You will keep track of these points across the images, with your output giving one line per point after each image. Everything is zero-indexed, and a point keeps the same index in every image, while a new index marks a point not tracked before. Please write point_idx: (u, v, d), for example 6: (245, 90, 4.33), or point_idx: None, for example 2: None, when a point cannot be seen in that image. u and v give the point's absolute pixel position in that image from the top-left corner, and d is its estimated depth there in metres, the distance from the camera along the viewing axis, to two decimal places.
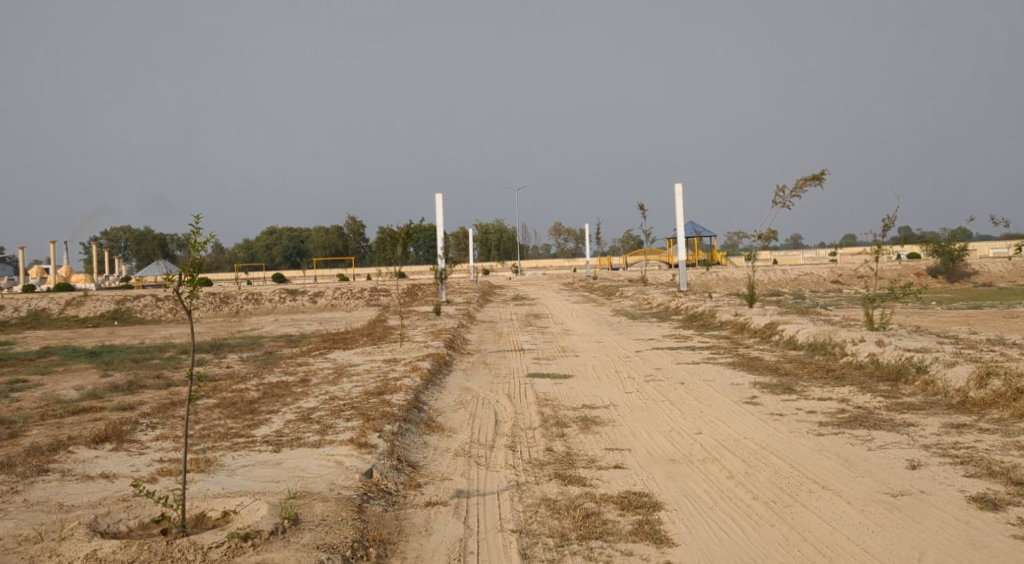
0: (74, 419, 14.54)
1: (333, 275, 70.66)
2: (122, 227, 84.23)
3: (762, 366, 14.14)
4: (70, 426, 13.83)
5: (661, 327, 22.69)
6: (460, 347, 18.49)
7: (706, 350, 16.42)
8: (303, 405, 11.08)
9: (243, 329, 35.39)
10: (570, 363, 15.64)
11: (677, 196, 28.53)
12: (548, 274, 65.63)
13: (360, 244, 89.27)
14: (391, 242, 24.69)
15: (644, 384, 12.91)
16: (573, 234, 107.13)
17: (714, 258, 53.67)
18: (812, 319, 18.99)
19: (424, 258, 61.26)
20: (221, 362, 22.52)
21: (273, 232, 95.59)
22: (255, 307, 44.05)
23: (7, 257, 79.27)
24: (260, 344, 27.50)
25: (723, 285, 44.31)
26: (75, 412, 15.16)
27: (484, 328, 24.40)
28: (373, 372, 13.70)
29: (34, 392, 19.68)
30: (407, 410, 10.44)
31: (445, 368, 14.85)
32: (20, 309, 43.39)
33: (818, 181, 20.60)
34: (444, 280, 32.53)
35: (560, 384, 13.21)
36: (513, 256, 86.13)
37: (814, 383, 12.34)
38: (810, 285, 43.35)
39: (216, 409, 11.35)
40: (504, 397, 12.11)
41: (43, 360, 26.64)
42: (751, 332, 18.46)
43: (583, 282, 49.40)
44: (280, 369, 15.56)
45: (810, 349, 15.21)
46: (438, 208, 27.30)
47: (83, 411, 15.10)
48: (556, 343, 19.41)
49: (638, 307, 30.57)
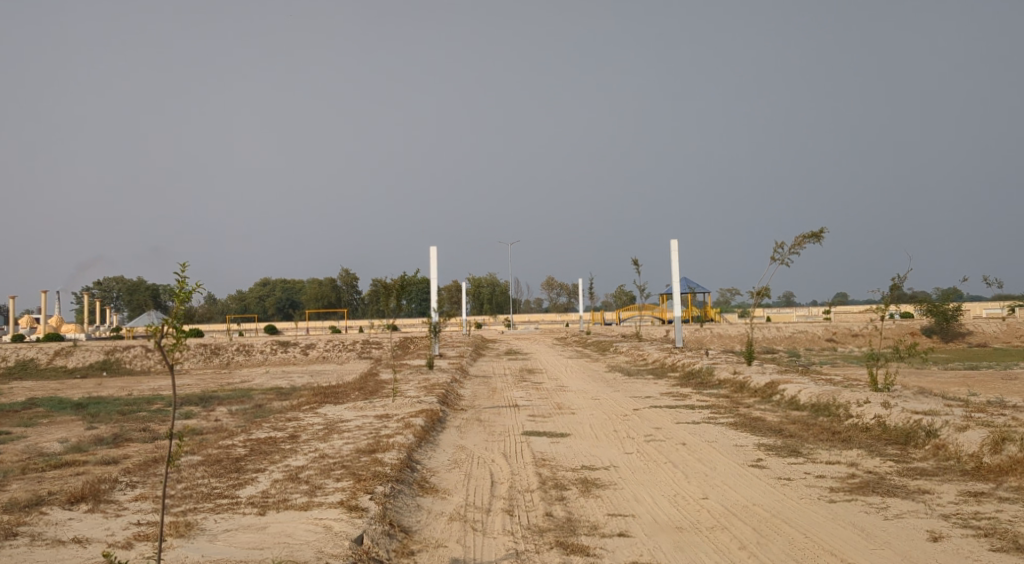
0: (54, 473, 14.05)
1: (325, 327, 70.24)
2: (115, 277, 83.74)
3: (765, 427, 13.73)
4: (50, 482, 13.33)
5: (658, 385, 22.27)
6: (454, 402, 18.03)
7: (705, 410, 15.99)
8: (291, 463, 10.64)
9: (233, 381, 34.84)
10: (567, 421, 15.19)
11: (673, 253, 28.40)
12: (541, 328, 65.38)
13: (353, 296, 89.06)
14: (385, 294, 24.40)
15: (644, 445, 12.49)
16: (566, 288, 107.21)
17: (707, 314, 53.48)
18: (812, 378, 18.67)
19: (418, 310, 61.01)
20: (209, 415, 22.03)
21: (266, 283, 95.53)
22: (246, 359, 43.50)
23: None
24: (250, 397, 27.01)
25: (718, 342, 43.98)
26: (57, 466, 14.65)
27: (478, 383, 23.97)
28: (364, 429, 13.26)
29: (16, 445, 19.15)
30: (399, 470, 10.01)
31: (438, 425, 14.39)
32: (8, 360, 42.80)
33: (817, 238, 20.45)
34: (438, 334, 32.15)
35: (557, 443, 12.78)
36: (505, 310, 85.96)
37: (820, 446, 11.95)
38: (805, 344, 43.11)
39: (200, 466, 10.91)
40: (500, 457, 11.70)
41: (28, 412, 26.10)
42: (751, 391, 18.07)
43: (576, 337, 49.11)
44: (269, 424, 15.10)
45: (813, 410, 14.83)
46: (432, 259, 27.17)
47: (64, 466, 14.63)
48: (552, 400, 18.98)
49: (633, 363, 30.16)
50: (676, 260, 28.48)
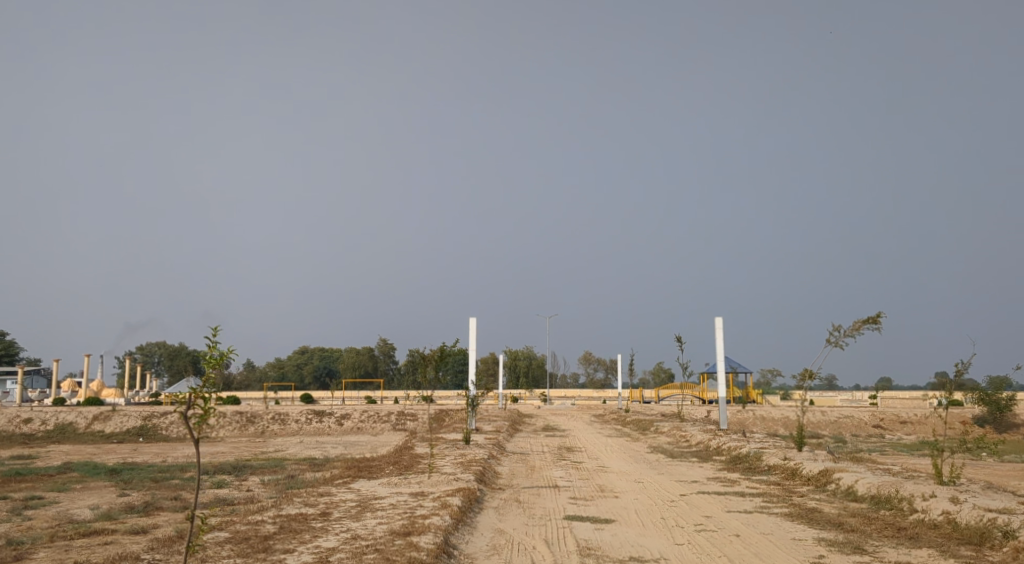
0: (82, 542, 13.65)
1: (360, 397, 69.93)
2: (158, 342, 84.88)
3: (824, 520, 12.90)
4: (78, 551, 12.96)
5: (704, 469, 21.34)
6: (491, 480, 17.38)
7: (757, 497, 15.16)
8: (322, 544, 10.13)
9: (268, 450, 34.39)
10: (610, 505, 14.44)
11: (718, 331, 27.68)
12: (577, 404, 64.18)
13: (390, 366, 88.91)
14: (422, 364, 23.95)
15: (695, 535, 11.77)
16: (603, 363, 106.18)
17: (749, 395, 52.15)
18: (870, 468, 17.69)
19: (453, 383, 60.44)
20: (242, 484, 21.60)
21: (304, 351, 96.15)
22: (282, 427, 43.14)
23: (44, 370, 80.22)
24: (283, 467, 26.55)
25: (760, 425, 42.56)
26: (86, 533, 14.28)
27: (515, 460, 23.23)
28: (399, 508, 12.66)
29: (47, 511, 18.82)
30: (435, 556, 9.55)
31: (475, 505, 13.75)
32: (48, 423, 42.94)
33: (874, 324, 19.72)
34: (474, 408, 31.47)
35: (601, 530, 12.11)
36: (541, 384, 85.18)
37: (886, 543, 11.15)
38: (852, 429, 41.60)
39: (226, 544, 10.44)
40: (542, 544, 11.05)
41: (63, 476, 25.88)
42: (803, 478, 17.16)
43: (615, 414, 48.07)
44: (300, 498, 14.55)
45: (872, 502, 13.97)
46: (471, 331, 26.84)
47: (94, 534, 14.23)
48: (593, 481, 18.17)
49: (675, 445, 29.10)
50: (721, 339, 27.75)
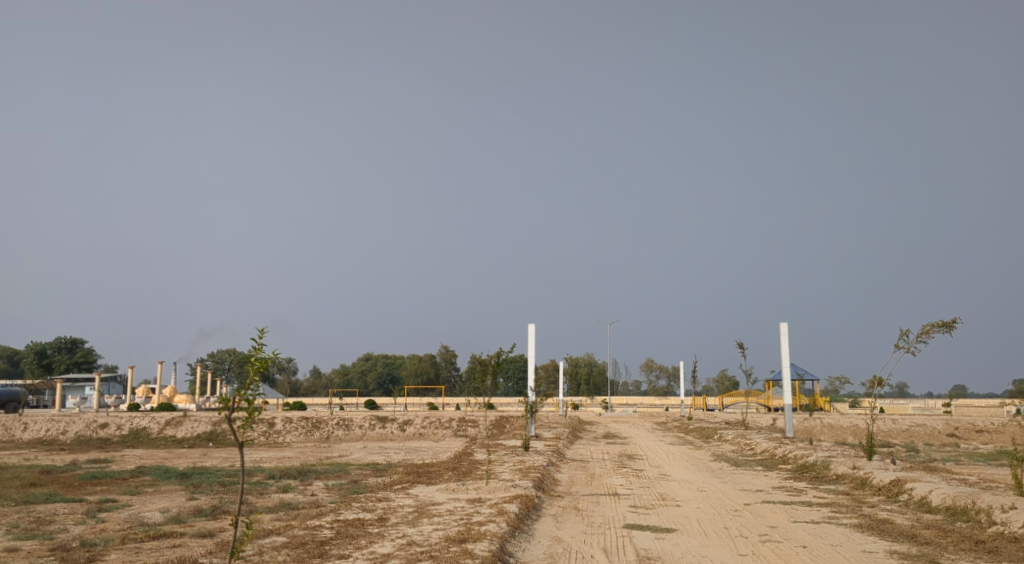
0: (151, 544, 13.88)
1: (422, 404, 70.29)
2: (227, 349, 86.85)
3: (896, 531, 12.36)
4: (147, 553, 13.19)
5: (769, 477, 20.75)
6: (550, 487, 17.17)
7: (825, 507, 14.64)
8: (377, 550, 10.07)
9: (332, 455, 34.72)
10: (671, 514, 14.12)
11: (784, 336, 27.01)
12: (639, 411, 63.43)
13: (451, 373, 89.27)
14: (480, 371, 23.90)
15: (759, 545, 11.40)
16: (666, 371, 104.87)
17: (816, 403, 50.82)
18: (944, 477, 16.98)
19: (514, 389, 60.36)
20: (306, 489, 21.82)
21: (368, 358, 97.29)
22: (345, 433, 43.57)
23: (119, 377, 82.67)
24: (346, 472, 26.74)
25: (828, 433, 41.37)
26: (155, 536, 14.53)
27: (575, 467, 22.97)
28: (456, 515, 12.55)
29: (120, 513, 19.28)
30: None
31: (532, 513, 13.55)
32: (123, 428, 44.16)
33: (948, 328, 18.97)
34: (534, 414, 31.29)
35: (661, 539, 11.83)
36: (603, 392, 84.49)
37: (963, 556, 10.63)
38: (925, 438, 40.17)
39: (283, 549, 10.45)
40: (601, 553, 10.81)
41: (136, 480, 26.51)
42: (874, 488, 16.54)
43: (678, 421, 47.36)
44: (359, 503, 14.56)
45: (947, 513, 13.38)
46: (530, 338, 26.72)
47: (163, 536, 14.46)
48: (654, 490, 17.82)
49: (739, 453, 28.43)
50: (786, 345, 27.07)
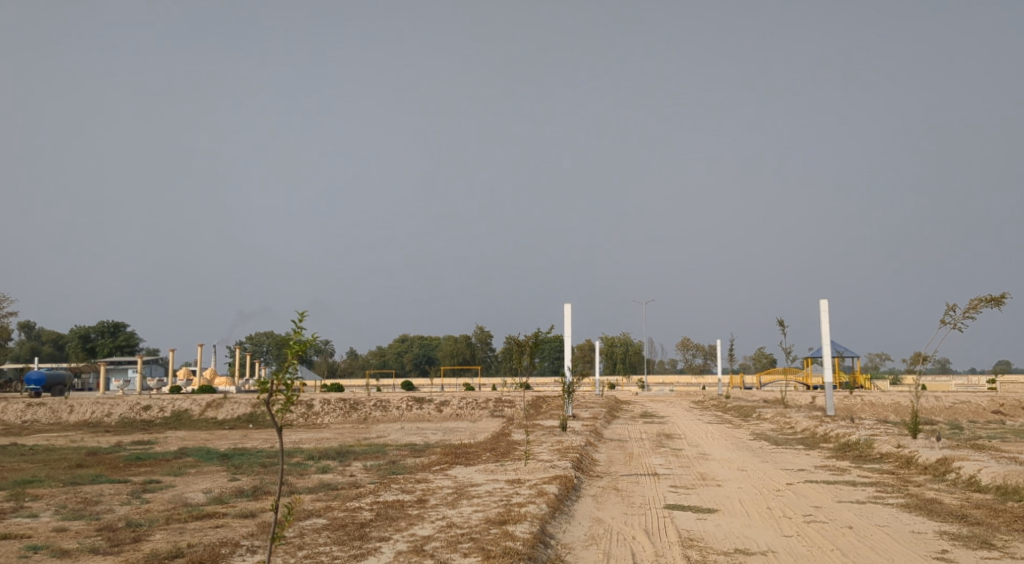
0: (195, 525, 14.03)
1: (458, 385, 70.62)
2: (265, 332, 87.84)
3: (945, 511, 12.07)
4: (192, 533, 13.32)
5: (811, 456, 20.45)
6: (588, 468, 17.06)
7: (870, 487, 14.37)
8: (417, 532, 10.04)
9: (370, 436, 34.93)
10: (712, 494, 13.94)
11: (824, 313, 26.57)
12: (675, 390, 62.89)
13: (487, 354, 89.45)
14: (517, 351, 23.82)
15: (805, 526, 11.21)
16: (702, 349, 104.15)
17: (856, 380, 50.10)
18: (993, 455, 16.58)
19: (550, 369, 60.30)
20: (345, 470, 21.97)
21: (404, 339, 97.86)
22: (383, 414, 43.83)
23: (161, 360, 84.00)
24: (384, 453, 26.86)
25: (869, 411, 40.79)
26: (199, 516, 14.68)
27: (613, 447, 22.84)
28: (496, 496, 12.48)
29: (164, 494, 19.54)
30: (532, 546, 9.37)
31: (572, 493, 13.46)
32: (165, 410, 44.85)
33: (997, 302, 18.47)
34: (571, 393, 31.16)
35: (703, 520, 11.66)
36: (639, 370, 84.18)
37: (1016, 537, 10.36)
38: (969, 415, 39.42)
39: (323, 531, 10.47)
40: (643, 533, 10.69)
41: (179, 461, 26.91)
42: (920, 467, 16.20)
43: (715, 400, 47.02)
44: (398, 485, 14.58)
45: (998, 492, 13.05)
46: (566, 318, 26.58)
47: (206, 516, 14.61)
48: (694, 469, 17.62)
49: (779, 432, 28.07)
50: (826, 322, 26.63)
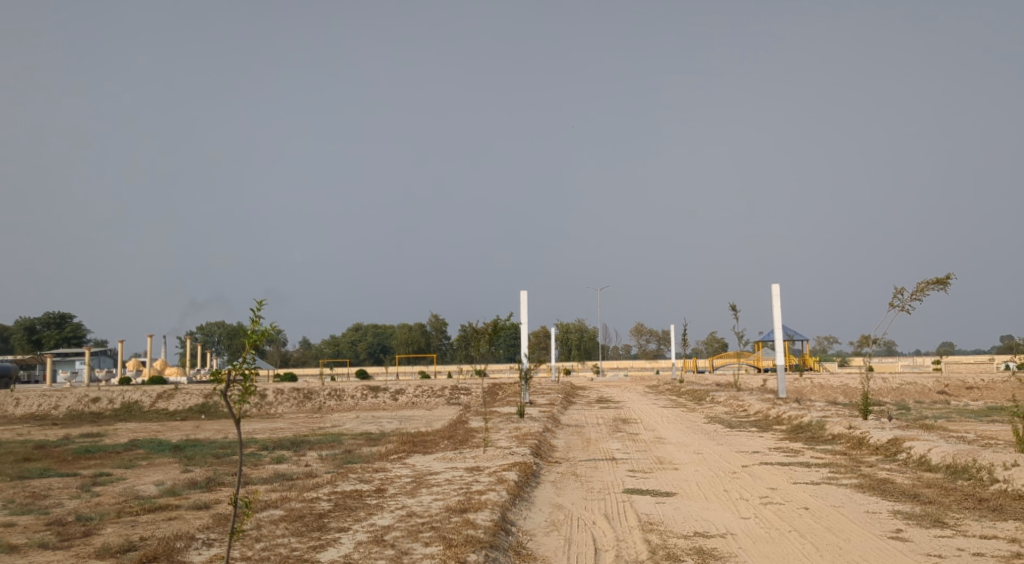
0: (148, 517, 13.69)
1: (414, 373, 70.38)
2: (216, 321, 86.50)
3: (897, 490, 12.29)
4: (144, 526, 13.01)
5: (764, 439, 20.73)
6: (546, 454, 17.06)
7: (823, 468, 14.60)
8: (376, 522, 9.90)
9: (325, 425, 34.59)
10: (670, 478, 14.03)
11: (776, 296, 26.93)
12: (630, 375, 63.47)
13: (442, 341, 89.26)
14: (473, 339, 23.71)
15: (762, 508, 11.32)
16: (656, 334, 105.22)
17: (806, 363, 51.03)
18: (941, 435, 16.97)
19: (506, 356, 60.39)
20: (301, 460, 21.71)
21: (358, 328, 97.20)
22: (338, 403, 43.45)
23: (109, 351, 82.24)
24: (340, 442, 26.61)
25: (819, 393, 41.59)
26: (152, 509, 14.36)
27: (570, 433, 22.88)
28: (455, 484, 12.40)
29: (115, 487, 19.10)
30: (493, 534, 9.30)
31: (531, 479, 13.43)
32: (114, 402, 43.90)
33: (943, 285, 18.87)
34: (527, 380, 31.17)
35: (662, 504, 11.71)
36: (593, 356, 84.78)
37: (968, 515, 10.60)
38: (914, 396, 40.42)
39: (280, 522, 10.28)
40: (603, 519, 10.69)
41: (130, 453, 26.32)
42: (871, 447, 16.50)
43: (669, 385, 47.52)
44: (355, 474, 14.43)
45: (947, 471, 13.34)
46: (521, 305, 26.55)
47: (159, 509, 14.28)
48: (651, 454, 17.70)
49: (733, 415, 28.41)
50: (778, 306, 26.99)
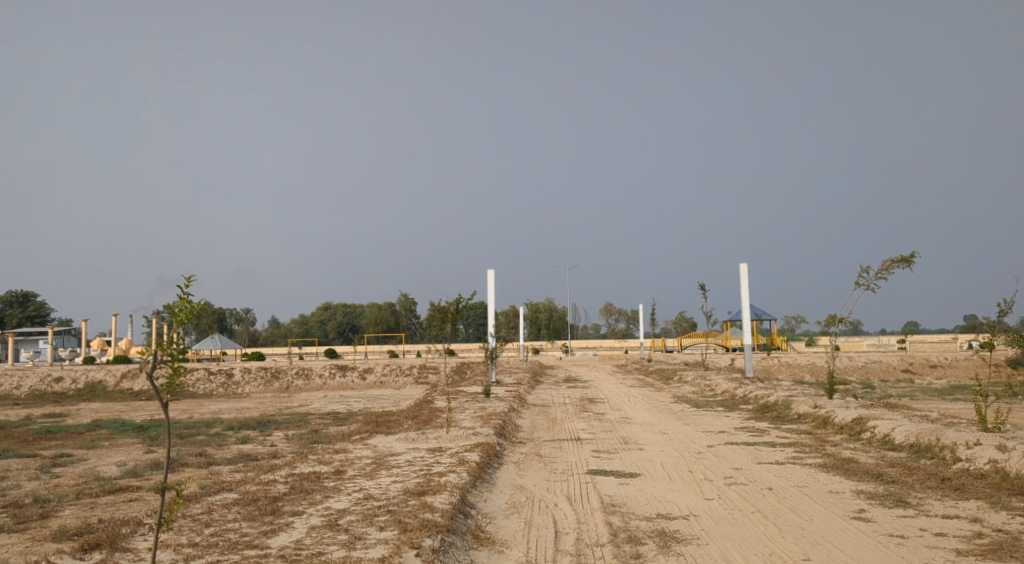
0: (107, 499, 13.28)
1: (383, 352, 70.00)
2: None
3: (861, 470, 12.23)
4: (102, 508, 12.59)
5: (730, 418, 20.70)
6: (513, 434, 16.85)
7: (789, 448, 14.55)
8: (332, 506, 9.62)
9: (292, 405, 34.12)
10: (635, 459, 13.86)
11: (744, 276, 26.92)
12: (599, 354, 63.56)
13: (412, 320, 88.88)
14: (440, 318, 23.39)
15: (725, 489, 11.19)
16: (625, 314, 105.63)
17: (773, 342, 51.39)
18: (905, 414, 16.98)
19: (476, 335, 60.19)
20: (266, 440, 21.30)
21: (327, 307, 96.43)
22: (305, 383, 42.99)
23: (73, 331, 80.84)
24: (306, 422, 26.21)
25: (786, 372, 41.95)
26: (110, 490, 13.93)
27: (537, 413, 22.71)
28: (415, 466, 12.12)
29: (75, 468, 18.59)
30: (452, 518, 9.06)
31: (494, 461, 13.18)
32: (77, 382, 43.06)
33: (907, 263, 18.90)
34: (495, 359, 30.93)
35: (626, 485, 11.54)
36: (563, 335, 84.87)
37: (931, 494, 10.55)
38: (880, 374, 40.88)
39: (233, 506, 9.95)
40: (565, 500, 10.49)
41: (92, 434, 25.75)
42: (836, 427, 16.48)
43: (637, 364, 47.65)
44: (317, 456, 14.08)
45: (911, 451, 13.32)
46: (489, 284, 26.26)
47: (119, 491, 13.86)
48: (618, 434, 17.56)
49: (700, 394, 28.46)
50: (746, 284, 26.98)
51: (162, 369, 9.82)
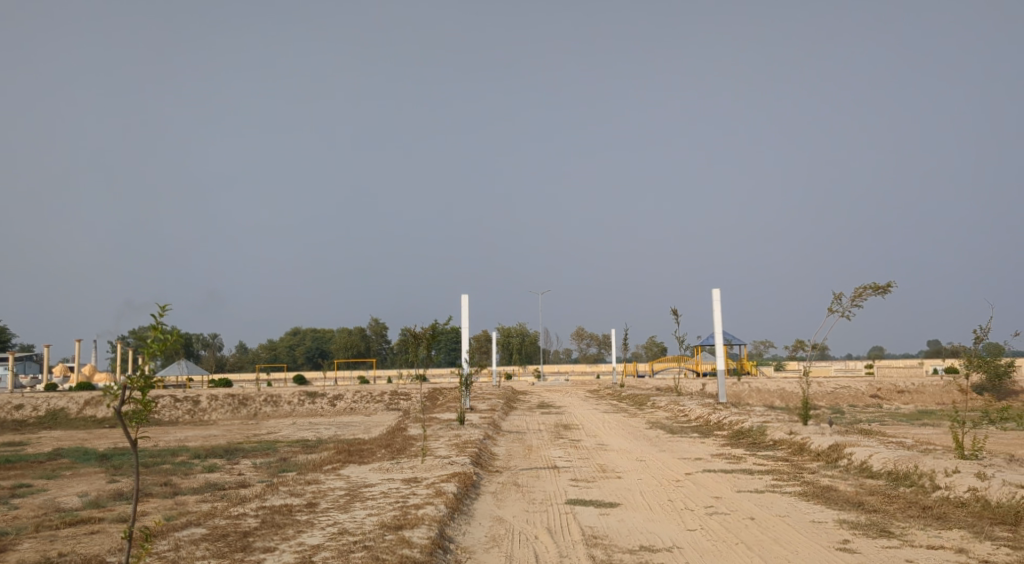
0: (68, 532, 12.84)
1: (352, 378, 69.29)
2: None
3: (841, 498, 12.13)
4: (63, 541, 12.15)
5: (706, 444, 20.57)
6: (487, 462, 16.58)
7: (767, 475, 14.43)
8: (306, 541, 9.33)
9: (260, 432, 33.56)
10: (613, 487, 13.67)
11: (716, 301, 26.95)
12: (570, 379, 63.38)
13: (383, 345, 88.21)
14: (413, 343, 23.10)
15: (707, 519, 11.02)
16: (597, 339, 105.75)
17: (743, 366, 51.51)
18: (880, 440, 16.96)
19: (447, 361, 59.81)
20: (234, 469, 20.82)
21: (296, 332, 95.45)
22: (273, 409, 42.31)
23: (36, 357, 79.22)
24: (275, 450, 25.73)
25: (757, 398, 41.98)
26: (72, 522, 13.45)
27: (511, 440, 22.43)
28: (391, 498, 11.83)
29: (34, 499, 18.00)
30: (430, 554, 8.80)
31: (470, 491, 12.93)
32: (39, 409, 42.04)
33: (882, 291, 18.95)
34: (467, 385, 30.60)
35: (607, 516, 11.33)
36: (534, 360, 84.64)
37: (913, 523, 10.47)
38: (849, 400, 41.08)
39: (202, 542, 9.61)
40: (545, 532, 10.27)
41: (53, 463, 25.06)
42: (813, 453, 16.42)
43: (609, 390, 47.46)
44: (287, 486, 13.72)
45: (890, 479, 13.24)
46: (463, 309, 26.03)
47: (81, 522, 13.40)
48: (594, 461, 17.35)
49: (674, 420, 28.28)
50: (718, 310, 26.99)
51: (129, 402, 9.52)
